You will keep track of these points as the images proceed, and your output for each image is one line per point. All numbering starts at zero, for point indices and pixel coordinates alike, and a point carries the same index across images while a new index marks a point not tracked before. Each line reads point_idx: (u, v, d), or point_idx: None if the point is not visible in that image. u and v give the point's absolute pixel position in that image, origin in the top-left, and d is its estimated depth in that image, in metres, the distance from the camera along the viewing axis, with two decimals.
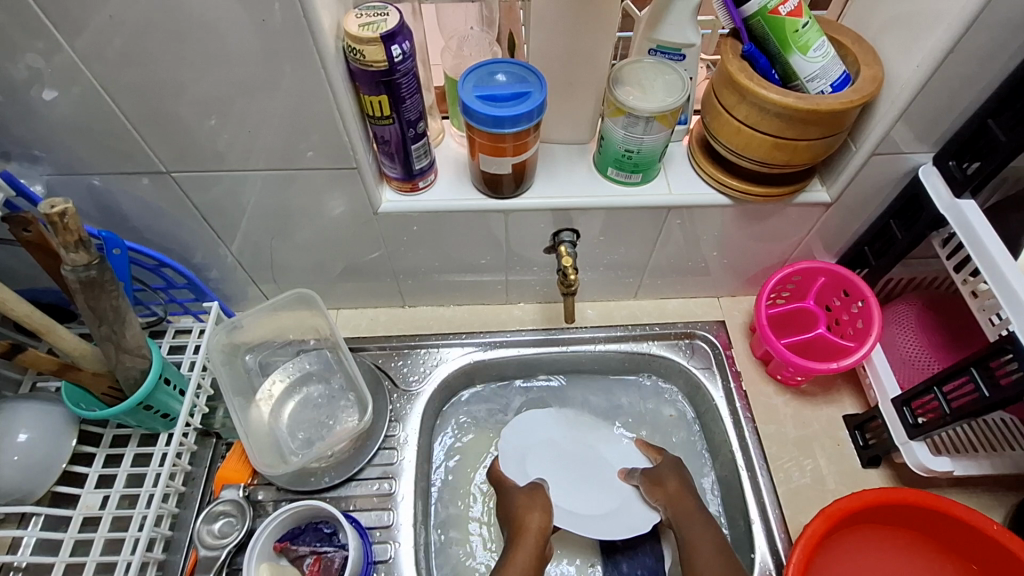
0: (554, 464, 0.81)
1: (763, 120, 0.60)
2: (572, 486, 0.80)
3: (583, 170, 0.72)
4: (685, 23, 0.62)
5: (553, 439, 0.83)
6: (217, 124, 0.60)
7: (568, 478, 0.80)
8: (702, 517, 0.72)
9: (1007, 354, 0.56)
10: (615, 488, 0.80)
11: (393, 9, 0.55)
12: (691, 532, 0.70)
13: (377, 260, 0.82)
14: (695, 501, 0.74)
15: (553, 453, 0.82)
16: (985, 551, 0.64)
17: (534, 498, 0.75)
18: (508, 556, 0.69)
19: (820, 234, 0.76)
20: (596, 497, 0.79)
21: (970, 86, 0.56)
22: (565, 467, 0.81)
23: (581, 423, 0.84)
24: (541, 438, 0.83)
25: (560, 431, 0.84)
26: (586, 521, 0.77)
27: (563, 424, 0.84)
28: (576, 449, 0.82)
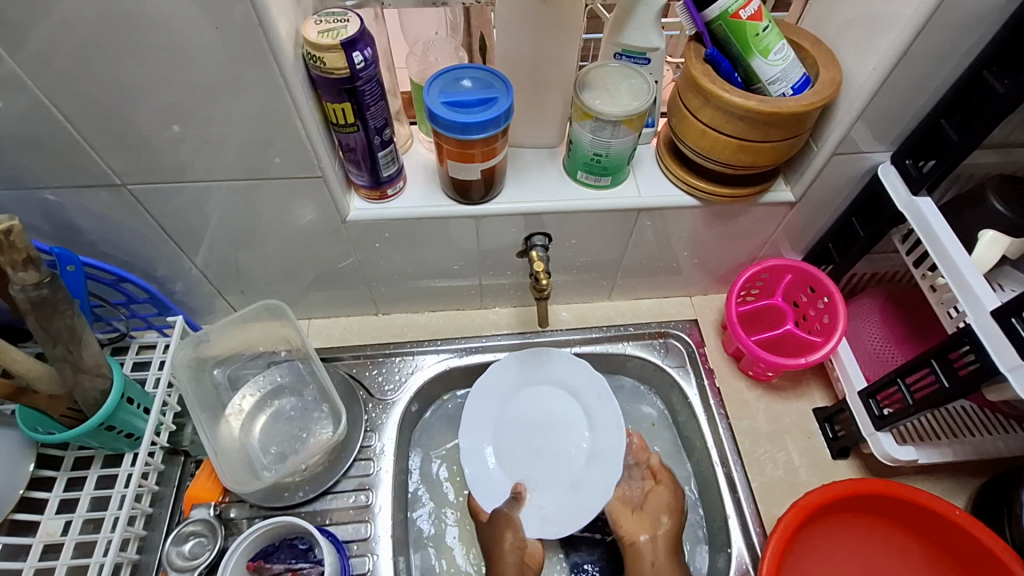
0: (519, 432, 0.84)
1: (727, 123, 0.61)
2: (533, 462, 0.82)
3: (553, 173, 0.72)
4: (650, 28, 0.62)
5: (528, 407, 0.85)
6: (179, 131, 0.57)
7: (530, 455, 0.82)
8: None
9: (965, 346, 0.57)
10: (555, 481, 0.81)
11: (354, 15, 0.54)
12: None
13: (349, 267, 0.81)
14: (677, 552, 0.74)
15: (519, 427, 0.84)
16: (953, 539, 0.66)
17: (513, 522, 0.77)
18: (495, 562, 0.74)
19: (786, 232, 0.78)
20: (549, 479, 0.81)
21: (924, 85, 0.58)
22: (531, 440, 0.83)
23: (575, 386, 0.85)
24: (510, 414, 0.84)
25: (525, 407, 0.85)
26: (533, 506, 0.79)
27: (545, 386, 0.85)
28: (543, 422, 0.84)
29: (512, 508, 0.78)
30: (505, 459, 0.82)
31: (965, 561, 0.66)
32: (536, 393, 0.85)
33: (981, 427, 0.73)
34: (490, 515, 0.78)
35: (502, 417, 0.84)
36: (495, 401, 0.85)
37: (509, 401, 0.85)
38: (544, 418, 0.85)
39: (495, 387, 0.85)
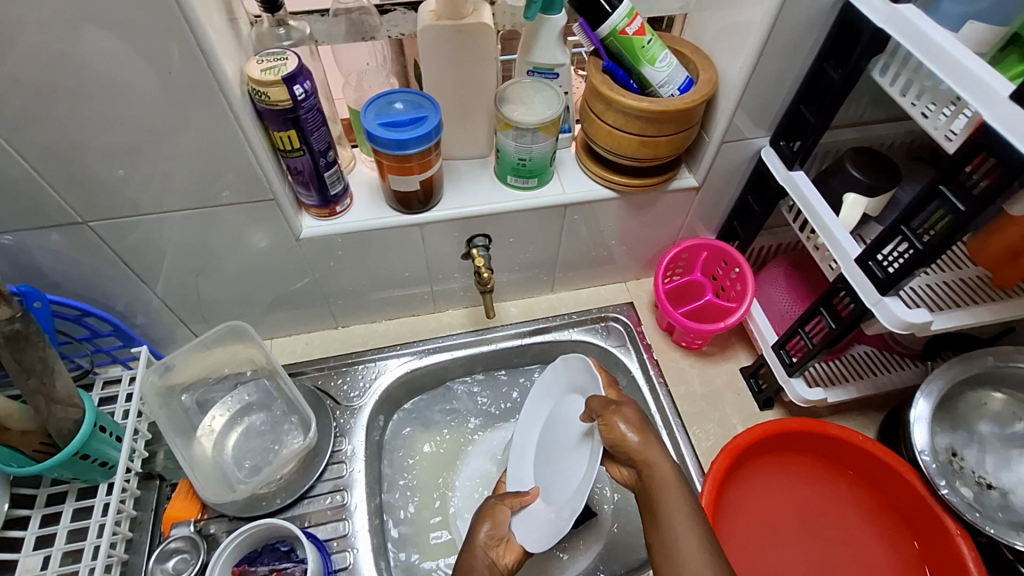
0: (547, 436, 0.77)
1: (629, 122, 0.71)
2: (547, 469, 0.74)
3: (486, 180, 0.81)
4: (554, 46, 0.71)
5: (560, 412, 0.77)
6: (124, 174, 0.63)
7: (546, 460, 0.75)
8: (688, 505, 0.57)
9: (842, 291, 0.67)
10: (557, 491, 0.69)
11: (291, 53, 0.60)
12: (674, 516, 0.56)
13: (306, 285, 0.86)
14: (669, 465, 0.59)
15: (551, 435, 0.77)
16: (856, 458, 0.76)
17: (499, 518, 0.69)
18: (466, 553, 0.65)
19: (697, 214, 0.88)
20: (552, 488, 0.71)
21: (783, 80, 0.69)
22: (551, 448, 0.76)
23: (579, 381, 0.74)
24: (553, 419, 0.78)
25: (555, 409, 0.78)
26: (532, 517, 0.70)
27: (575, 395, 0.76)
28: (558, 424, 0.76)
29: (500, 501, 0.71)
30: (538, 466, 0.77)
31: (870, 475, 0.75)
32: (569, 401, 0.77)
33: (881, 367, 0.83)
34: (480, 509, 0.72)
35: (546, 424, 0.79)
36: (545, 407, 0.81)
37: (552, 408, 0.80)
38: (560, 419, 0.76)
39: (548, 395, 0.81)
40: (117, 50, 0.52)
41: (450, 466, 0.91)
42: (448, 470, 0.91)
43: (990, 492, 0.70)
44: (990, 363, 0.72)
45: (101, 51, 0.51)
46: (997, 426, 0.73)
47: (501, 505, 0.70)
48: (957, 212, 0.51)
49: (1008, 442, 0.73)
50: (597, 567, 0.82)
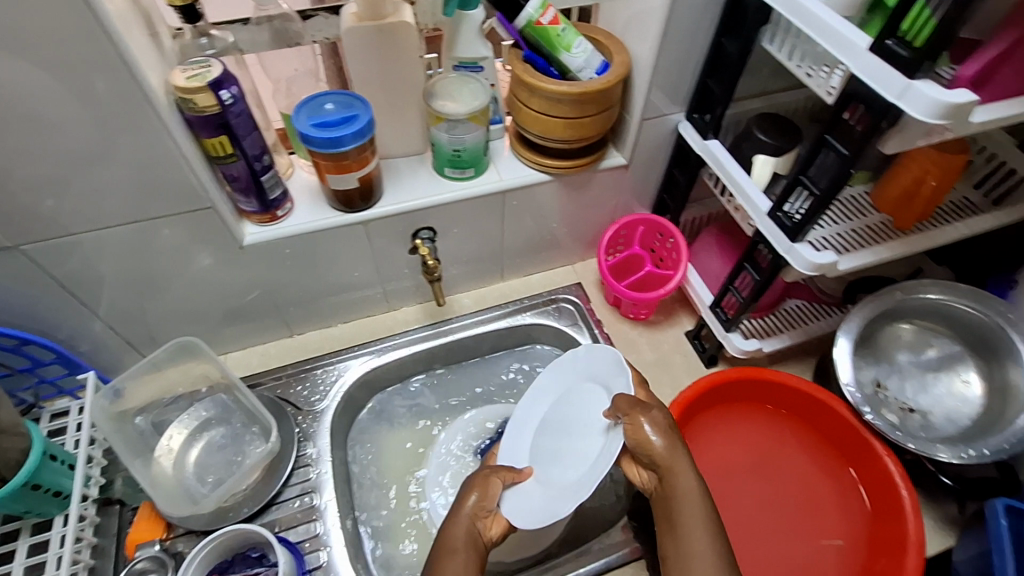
0: (552, 421, 0.78)
1: (553, 107, 0.75)
2: (552, 453, 0.74)
3: (424, 174, 0.83)
4: (475, 40, 0.75)
5: (571, 399, 0.78)
6: (55, 194, 0.62)
7: (551, 445, 0.75)
8: (702, 513, 0.60)
9: (760, 245, 0.73)
10: (563, 475, 0.70)
11: (215, 61, 0.62)
12: (689, 522, 0.60)
13: (255, 295, 0.86)
14: (690, 474, 0.62)
15: (563, 421, 0.77)
16: (790, 399, 0.81)
17: (487, 489, 0.68)
18: (448, 520, 0.65)
19: (630, 191, 0.93)
20: (557, 472, 0.71)
21: (690, 56, 0.74)
22: (559, 432, 0.76)
23: (605, 374, 0.76)
24: (561, 404, 0.79)
25: (564, 397, 0.79)
26: (530, 496, 0.70)
27: (593, 385, 0.77)
28: (569, 411, 0.77)
29: (493, 473, 0.70)
30: (537, 448, 0.77)
31: (806, 413, 0.81)
32: (586, 390, 0.77)
33: (812, 318, 0.90)
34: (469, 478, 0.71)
35: (554, 407, 0.79)
36: (558, 392, 0.80)
37: (562, 394, 0.80)
38: (572, 406, 0.77)
39: (563, 380, 0.80)
40: (34, 65, 0.52)
41: (418, 459, 0.93)
42: (415, 464, 0.93)
43: (912, 416, 0.77)
44: (897, 299, 0.77)
45: (17, 67, 0.51)
46: (912, 356, 0.80)
47: (494, 477, 0.70)
48: (843, 155, 0.56)
49: (923, 368, 0.80)
50: (571, 535, 0.85)
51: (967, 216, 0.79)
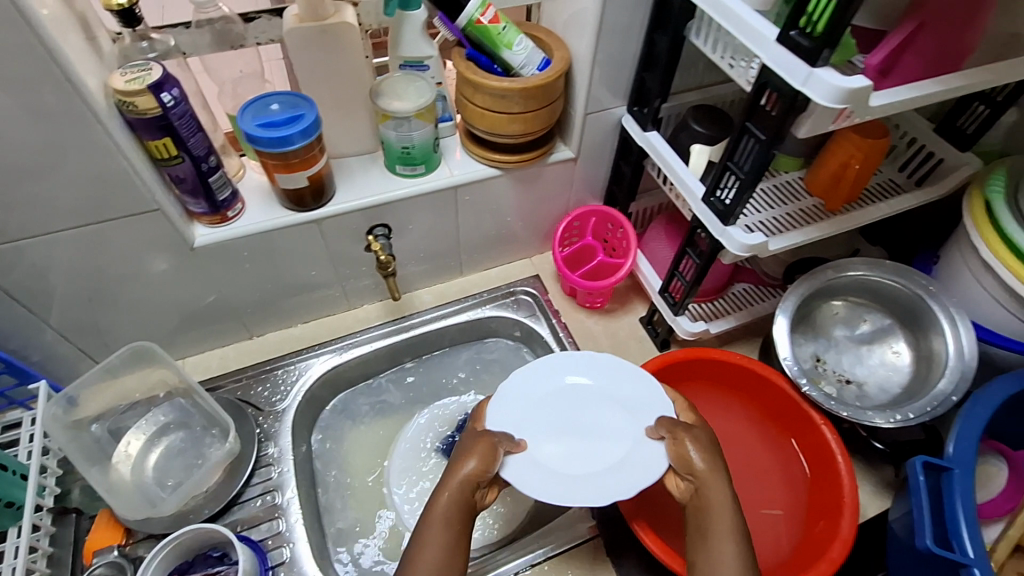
0: (557, 404, 0.76)
1: (497, 103, 0.77)
2: (558, 434, 0.73)
3: (376, 172, 0.85)
4: (418, 40, 0.77)
5: (582, 390, 0.78)
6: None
7: (557, 425, 0.74)
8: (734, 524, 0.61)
9: (698, 230, 0.77)
10: (574, 464, 0.71)
11: (156, 64, 0.62)
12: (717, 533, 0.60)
13: (211, 298, 0.86)
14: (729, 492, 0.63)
15: (581, 408, 0.76)
16: (736, 375, 0.85)
17: (489, 457, 0.67)
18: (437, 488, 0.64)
19: (580, 183, 0.96)
20: (566, 458, 0.71)
21: (627, 52, 0.77)
22: (570, 417, 0.75)
23: (631, 382, 0.77)
24: (567, 391, 0.78)
25: (573, 385, 0.78)
26: (535, 471, 0.69)
27: (612, 385, 0.78)
28: (579, 402, 0.77)
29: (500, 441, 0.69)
30: (537, 420, 0.74)
31: (750, 388, 0.85)
32: (601, 387, 0.78)
33: (756, 300, 0.94)
34: (464, 442, 0.69)
35: (568, 390, 0.78)
36: (573, 375, 0.79)
37: (568, 379, 0.79)
38: (584, 398, 0.77)
39: (581, 369, 0.79)
40: None
41: (382, 454, 0.94)
42: (379, 458, 0.94)
43: (848, 387, 0.81)
44: (828, 277, 0.81)
45: None
46: (848, 331, 0.85)
47: (498, 445, 0.68)
48: (762, 138, 0.60)
49: (858, 342, 0.84)
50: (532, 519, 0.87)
51: (893, 194, 0.82)
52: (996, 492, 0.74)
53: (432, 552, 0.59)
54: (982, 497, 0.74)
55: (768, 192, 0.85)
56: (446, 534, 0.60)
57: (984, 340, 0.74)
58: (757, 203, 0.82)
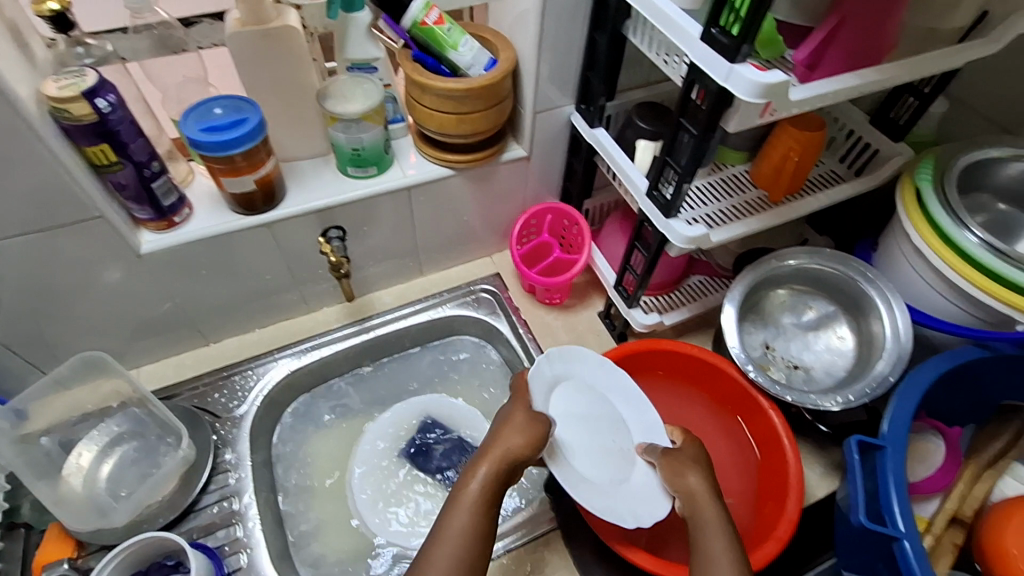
0: (585, 404, 0.78)
1: (445, 103, 0.78)
2: (584, 438, 0.76)
3: (328, 174, 0.85)
4: (364, 42, 0.78)
5: (606, 397, 0.81)
6: None
7: (584, 427, 0.77)
8: (724, 522, 0.65)
9: (645, 223, 0.79)
10: (594, 470, 0.74)
11: (90, 70, 0.62)
12: (710, 534, 0.64)
13: (162, 305, 0.85)
14: (716, 497, 0.68)
15: (598, 422, 0.78)
16: (689, 364, 0.87)
17: (533, 438, 0.68)
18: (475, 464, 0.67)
19: (535, 181, 0.98)
20: (590, 463, 0.74)
21: (571, 52, 0.79)
22: (591, 427, 0.77)
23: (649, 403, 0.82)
24: (594, 394, 0.80)
25: (601, 391, 0.81)
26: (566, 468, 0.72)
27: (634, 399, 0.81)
28: (603, 410, 0.79)
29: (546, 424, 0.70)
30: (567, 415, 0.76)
31: (703, 376, 0.88)
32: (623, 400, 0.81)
33: (709, 291, 0.97)
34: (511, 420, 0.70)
35: (591, 402, 0.79)
36: (596, 387, 0.80)
37: (595, 382, 0.81)
38: (607, 406, 0.80)
39: (604, 382, 0.81)
40: None
41: (344, 457, 0.94)
42: (342, 461, 0.94)
43: (796, 372, 0.84)
44: (772, 266, 0.84)
45: None
46: (795, 318, 0.88)
47: (542, 427, 0.69)
48: (695, 132, 0.62)
49: (805, 329, 0.87)
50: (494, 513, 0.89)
51: (833, 184, 0.85)
52: (934, 468, 0.76)
53: (457, 526, 0.62)
54: (922, 473, 0.76)
55: (715, 185, 0.87)
56: (471, 514, 0.63)
57: (917, 322, 0.77)
58: (705, 196, 0.84)
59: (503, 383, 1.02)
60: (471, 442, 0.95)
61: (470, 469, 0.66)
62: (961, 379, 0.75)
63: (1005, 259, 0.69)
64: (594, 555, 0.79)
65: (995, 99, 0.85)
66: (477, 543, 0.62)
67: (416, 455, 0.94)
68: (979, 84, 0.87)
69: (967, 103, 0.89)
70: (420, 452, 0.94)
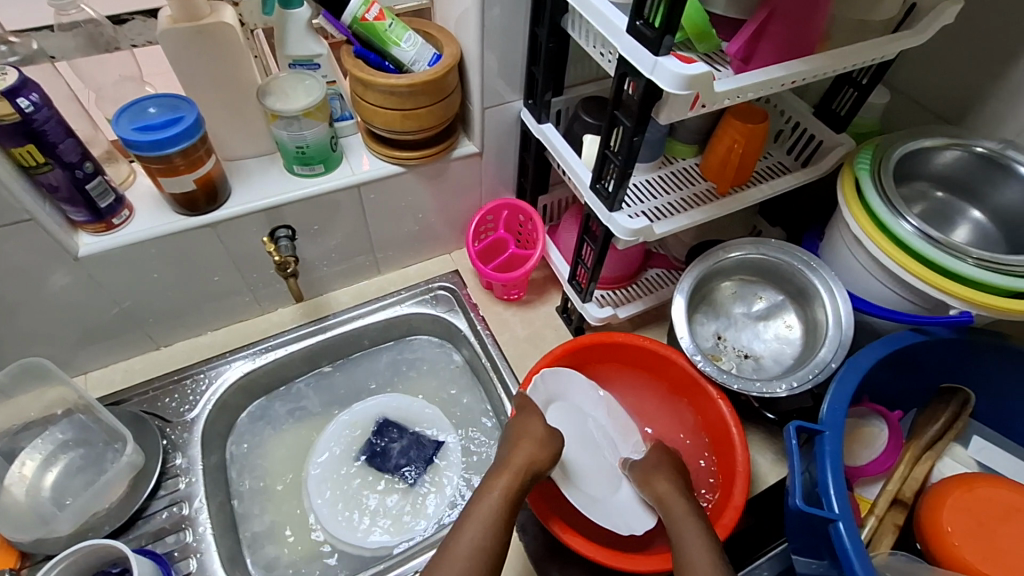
0: (577, 419, 0.84)
1: (388, 100, 0.77)
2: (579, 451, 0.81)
3: (274, 173, 0.84)
4: (305, 37, 0.77)
5: (597, 414, 0.86)
6: None
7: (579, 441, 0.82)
8: (694, 518, 0.68)
9: (590, 216, 0.80)
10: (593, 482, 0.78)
11: (12, 68, 0.60)
12: (684, 532, 0.67)
13: (106, 309, 0.83)
14: (686, 497, 0.71)
15: (588, 439, 0.83)
16: (642, 356, 0.88)
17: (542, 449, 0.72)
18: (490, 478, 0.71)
19: (489, 177, 0.98)
20: (586, 475, 0.79)
21: (515, 47, 0.79)
22: (586, 441, 0.83)
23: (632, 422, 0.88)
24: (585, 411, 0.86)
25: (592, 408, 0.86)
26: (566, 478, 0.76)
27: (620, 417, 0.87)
28: (592, 427, 0.85)
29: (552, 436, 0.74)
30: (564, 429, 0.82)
31: (657, 367, 0.88)
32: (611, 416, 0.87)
33: (664, 284, 0.97)
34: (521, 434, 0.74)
35: (582, 421, 0.85)
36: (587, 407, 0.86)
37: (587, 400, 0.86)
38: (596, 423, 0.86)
39: (589, 401, 0.87)
40: None
41: (302, 459, 0.93)
42: (299, 463, 0.93)
43: (746, 361, 0.85)
44: (719, 258, 0.85)
45: None
46: (745, 308, 0.89)
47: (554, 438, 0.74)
48: (629, 124, 0.63)
49: (755, 318, 0.88)
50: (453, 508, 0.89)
51: (779, 175, 0.86)
52: (879, 452, 0.79)
53: (472, 532, 0.65)
54: (866, 456, 0.79)
55: (665, 178, 0.87)
56: (490, 515, 0.67)
57: (860, 309, 0.79)
58: (654, 189, 0.85)
59: (464, 380, 1.02)
60: (428, 438, 0.95)
61: (491, 479, 0.70)
62: (900, 366, 0.79)
63: (937, 246, 0.70)
64: (549, 548, 0.80)
65: (934, 89, 0.87)
66: (491, 541, 0.65)
67: (372, 459, 0.93)
68: (919, 75, 0.88)
69: (908, 94, 0.91)
70: (377, 454, 0.93)
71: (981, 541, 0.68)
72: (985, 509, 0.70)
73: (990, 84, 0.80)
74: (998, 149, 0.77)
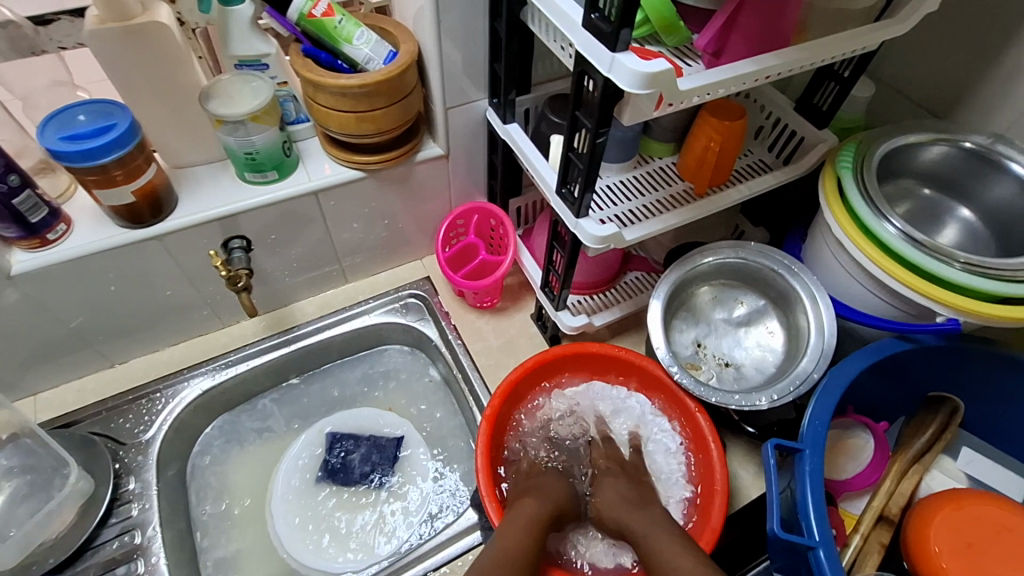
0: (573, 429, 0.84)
1: (342, 101, 0.72)
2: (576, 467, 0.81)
3: (225, 182, 0.80)
4: (250, 36, 0.72)
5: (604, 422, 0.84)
6: None
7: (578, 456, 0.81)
8: (680, 546, 0.64)
9: (558, 223, 0.76)
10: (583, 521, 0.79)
11: None
12: (667, 567, 0.63)
13: (51, 330, 0.79)
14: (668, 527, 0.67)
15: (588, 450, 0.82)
16: (621, 365, 0.84)
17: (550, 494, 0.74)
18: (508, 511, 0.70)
19: (458, 180, 0.93)
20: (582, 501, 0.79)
21: (476, 44, 0.74)
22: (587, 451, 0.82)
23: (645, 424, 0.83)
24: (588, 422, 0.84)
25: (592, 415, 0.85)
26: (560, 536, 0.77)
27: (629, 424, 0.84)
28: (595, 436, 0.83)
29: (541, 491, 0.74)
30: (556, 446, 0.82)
31: (637, 377, 0.84)
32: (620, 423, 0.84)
33: (643, 289, 0.93)
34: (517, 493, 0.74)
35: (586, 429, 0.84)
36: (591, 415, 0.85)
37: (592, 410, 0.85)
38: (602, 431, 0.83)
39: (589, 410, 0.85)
40: None
41: (267, 479, 0.89)
42: (263, 483, 0.89)
43: (727, 370, 0.81)
44: (694, 263, 0.81)
45: None
46: (725, 314, 0.85)
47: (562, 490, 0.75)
48: (590, 125, 0.58)
49: (735, 325, 0.84)
50: (425, 526, 0.86)
51: (759, 173, 0.82)
52: (863, 465, 0.75)
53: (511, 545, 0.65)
54: (851, 469, 0.75)
55: (639, 180, 0.82)
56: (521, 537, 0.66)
57: (844, 316, 0.75)
58: (627, 191, 0.81)
59: (437, 392, 0.98)
60: (386, 438, 0.92)
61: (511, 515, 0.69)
62: (884, 373, 0.75)
63: (923, 250, 0.66)
64: None
65: (921, 80, 0.83)
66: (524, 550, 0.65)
67: (334, 476, 0.89)
68: (904, 66, 0.84)
69: (893, 85, 0.87)
70: (337, 470, 0.89)
71: (971, 565, 0.65)
72: (975, 527, 0.67)
73: (978, 74, 0.76)
74: (987, 144, 0.73)
